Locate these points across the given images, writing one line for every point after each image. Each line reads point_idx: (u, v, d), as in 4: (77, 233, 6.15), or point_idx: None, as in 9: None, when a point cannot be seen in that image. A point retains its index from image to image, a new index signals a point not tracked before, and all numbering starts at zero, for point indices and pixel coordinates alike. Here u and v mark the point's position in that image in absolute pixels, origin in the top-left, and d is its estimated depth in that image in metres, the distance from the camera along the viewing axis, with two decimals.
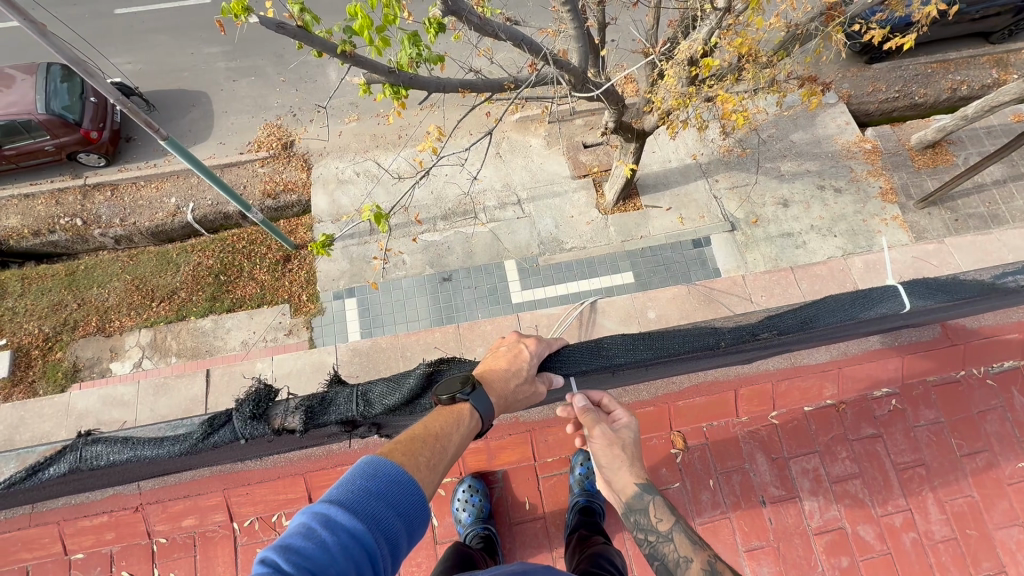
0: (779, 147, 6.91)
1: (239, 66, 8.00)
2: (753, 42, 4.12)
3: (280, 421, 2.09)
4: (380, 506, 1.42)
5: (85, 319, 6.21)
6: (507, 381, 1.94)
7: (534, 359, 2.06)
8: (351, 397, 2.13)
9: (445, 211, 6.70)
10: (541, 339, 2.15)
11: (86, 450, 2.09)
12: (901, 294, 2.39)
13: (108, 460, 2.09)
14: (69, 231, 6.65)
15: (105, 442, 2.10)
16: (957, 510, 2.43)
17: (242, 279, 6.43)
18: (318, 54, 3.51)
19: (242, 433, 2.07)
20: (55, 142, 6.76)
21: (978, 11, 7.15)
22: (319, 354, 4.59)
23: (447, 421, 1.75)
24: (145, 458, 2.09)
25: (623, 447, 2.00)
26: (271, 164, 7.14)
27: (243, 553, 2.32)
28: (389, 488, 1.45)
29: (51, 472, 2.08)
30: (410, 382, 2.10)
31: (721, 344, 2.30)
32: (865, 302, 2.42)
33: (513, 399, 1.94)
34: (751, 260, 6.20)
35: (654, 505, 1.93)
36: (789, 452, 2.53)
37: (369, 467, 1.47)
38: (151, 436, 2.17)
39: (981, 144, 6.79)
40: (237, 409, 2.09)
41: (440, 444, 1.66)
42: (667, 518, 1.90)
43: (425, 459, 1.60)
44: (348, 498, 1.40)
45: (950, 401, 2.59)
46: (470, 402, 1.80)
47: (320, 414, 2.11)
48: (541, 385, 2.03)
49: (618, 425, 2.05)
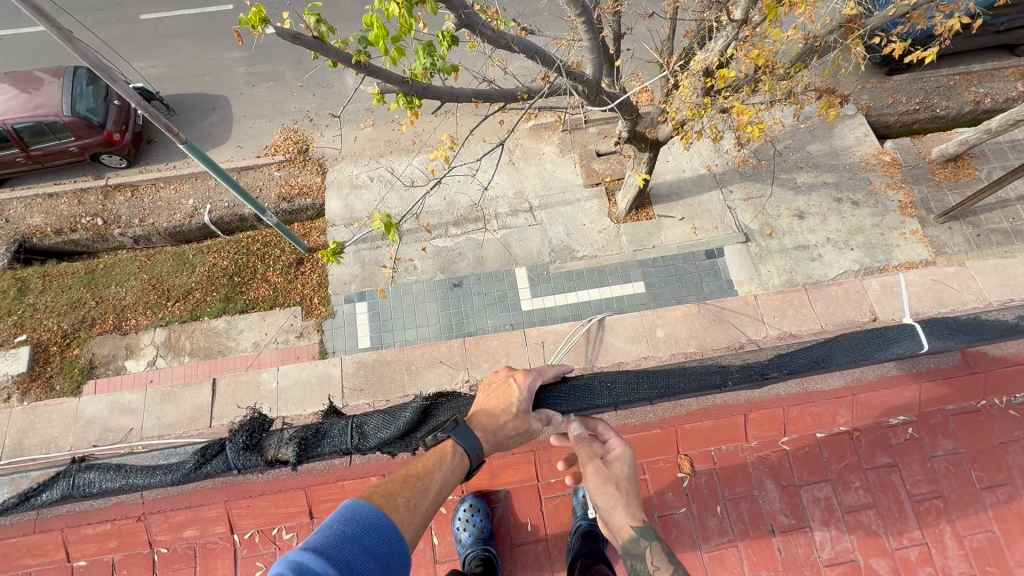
0: (795, 158, 6.82)
1: (259, 71, 8.14)
2: (771, 54, 4.07)
3: (273, 452, 2.10)
4: (356, 550, 1.41)
5: (103, 317, 6.32)
6: (495, 418, 1.91)
7: (524, 394, 1.99)
8: (346, 430, 2.14)
9: (457, 217, 6.70)
10: (531, 371, 2.05)
11: (78, 477, 2.16)
12: (917, 334, 2.48)
13: (100, 488, 2.15)
14: (90, 230, 6.80)
15: (97, 470, 2.16)
16: (976, 545, 2.33)
17: (256, 281, 6.49)
18: (332, 64, 3.51)
19: (234, 463, 2.08)
20: (79, 144, 6.91)
21: (1004, 22, 6.99)
22: (325, 366, 4.71)
23: (430, 459, 1.76)
24: (138, 486, 2.14)
25: (615, 482, 1.95)
26: (287, 168, 7.23)
27: (243, 565, 2.31)
28: (365, 531, 1.46)
29: (44, 499, 2.17)
30: (405, 416, 2.12)
31: (728, 383, 2.30)
32: (881, 342, 2.55)
33: (504, 438, 1.90)
34: (765, 272, 6.11)
35: (651, 551, 1.77)
36: (800, 479, 2.46)
37: (347, 511, 1.48)
38: (144, 464, 2.23)
39: (1004, 158, 6.62)
40: (231, 440, 2.13)
41: (421, 484, 1.68)
42: (665, 566, 1.72)
43: (405, 500, 1.62)
44: (323, 543, 1.38)
45: (970, 431, 2.51)
46: (453, 438, 1.79)
47: (313, 445, 2.11)
48: (535, 422, 1.96)
49: (611, 458, 1.99)
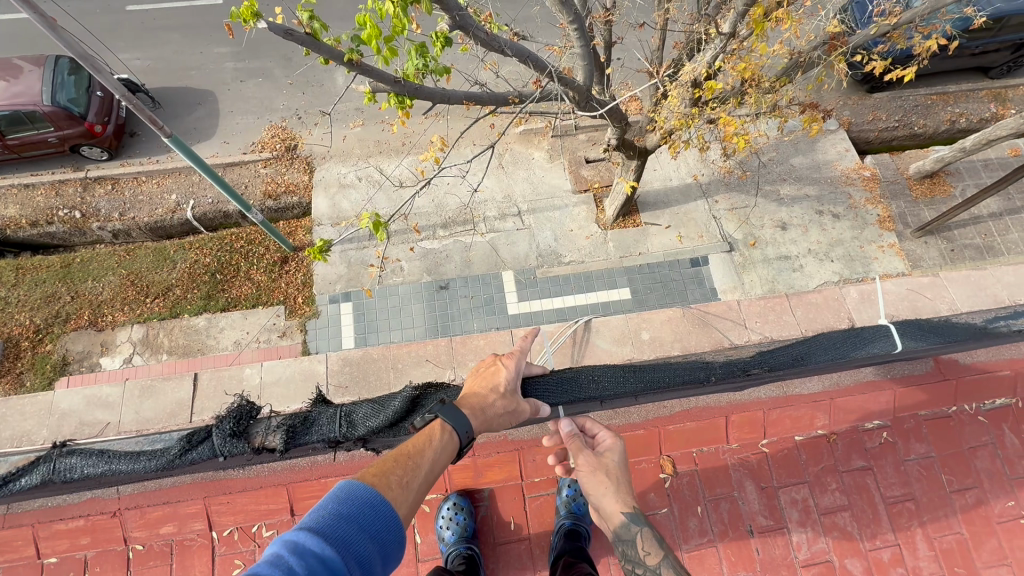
0: (778, 170, 6.97)
1: (247, 67, 8.05)
2: (757, 67, 4.17)
3: (260, 439, 2.09)
4: (351, 529, 1.42)
5: (78, 312, 6.17)
6: (483, 398, 1.91)
7: (512, 374, 2.02)
8: (334, 418, 2.13)
9: (445, 220, 6.71)
10: (517, 354, 2.09)
11: (59, 462, 2.09)
12: (892, 334, 2.52)
13: (82, 474, 2.08)
14: (67, 223, 6.64)
15: (80, 454, 2.11)
16: (946, 547, 2.40)
17: (238, 278, 6.40)
18: (324, 61, 3.49)
19: (221, 450, 2.06)
20: (58, 134, 6.76)
21: (979, 45, 7.26)
22: (309, 363, 4.66)
23: (419, 438, 1.75)
24: (122, 471, 2.09)
25: (607, 472, 1.98)
26: (274, 165, 7.17)
27: (220, 563, 2.26)
28: (360, 510, 1.46)
29: (22, 484, 2.09)
30: (394, 405, 2.11)
31: (712, 378, 2.33)
32: (857, 342, 2.56)
33: (493, 417, 1.89)
34: (748, 281, 6.23)
35: (642, 537, 1.83)
36: (779, 481, 2.51)
37: (341, 491, 1.47)
38: (128, 449, 2.17)
39: (977, 176, 6.85)
40: (218, 426, 2.11)
41: (413, 462, 1.67)
42: (655, 551, 1.79)
43: (396, 478, 1.61)
44: (319, 523, 1.39)
45: (942, 435, 2.58)
46: (440, 418, 1.79)
47: (301, 434, 2.10)
48: (523, 403, 1.97)
49: (602, 449, 2.03)
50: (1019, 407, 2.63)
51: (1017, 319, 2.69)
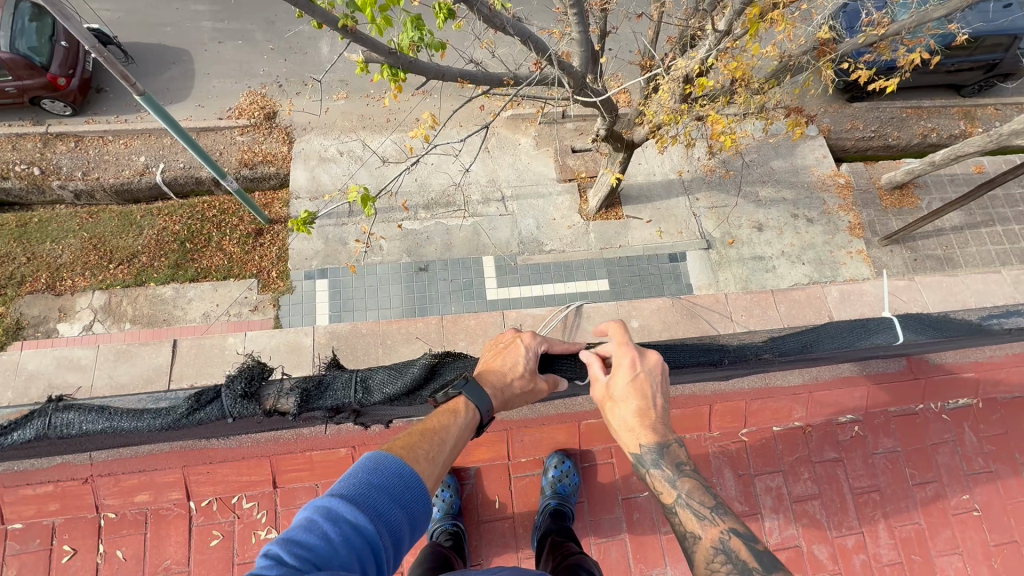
0: (759, 171, 7.10)
1: (226, 28, 7.69)
2: (748, 67, 4.19)
3: (272, 402, 2.03)
4: (383, 499, 1.43)
5: (34, 274, 5.86)
6: (502, 376, 1.89)
7: (531, 354, 1.97)
8: (350, 383, 2.09)
9: (428, 200, 6.61)
10: (539, 334, 2.04)
11: (56, 417, 1.97)
12: (895, 326, 2.56)
13: (80, 429, 1.98)
14: (24, 179, 6.26)
15: (77, 410, 1.99)
16: (905, 536, 2.53)
17: (209, 249, 6.17)
18: (317, 25, 3.32)
19: (231, 411, 1.99)
20: (17, 84, 6.34)
21: (955, 64, 7.51)
22: (294, 335, 4.52)
23: (445, 415, 1.76)
24: (122, 430, 2.00)
25: (614, 400, 1.91)
26: (251, 133, 6.90)
27: (197, 533, 2.22)
28: (391, 481, 1.46)
29: (16, 438, 1.96)
30: (413, 371, 2.09)
31: (726, 361, 2.37)
32: (863, 331, 2.60)
33: (511, 397, 1.89)
34: (723, 279, 6.37)
35: (653, 479, 1.87)
36: (755, 469, 2.60)
37: (369, 462, 1.48)
38: (130, 407, 2.06)
39: (943, 190, 7.14)
40: (228, 386, 2.01)
41: (439, 437, 1.68)
42: (669, 491, 1.84)
43: (424, 452, 1.62)
44: (350, 491, 1.40)
45: (908, 432, 2.71)
46: (464, 395, 1.79)
47: (315, 398, 2.05)
48: (541, 382, 1.96)
49: (609, 377, 1.92)
50: (979, 407, 2.77)
51: (1009, 318, 2.63)
